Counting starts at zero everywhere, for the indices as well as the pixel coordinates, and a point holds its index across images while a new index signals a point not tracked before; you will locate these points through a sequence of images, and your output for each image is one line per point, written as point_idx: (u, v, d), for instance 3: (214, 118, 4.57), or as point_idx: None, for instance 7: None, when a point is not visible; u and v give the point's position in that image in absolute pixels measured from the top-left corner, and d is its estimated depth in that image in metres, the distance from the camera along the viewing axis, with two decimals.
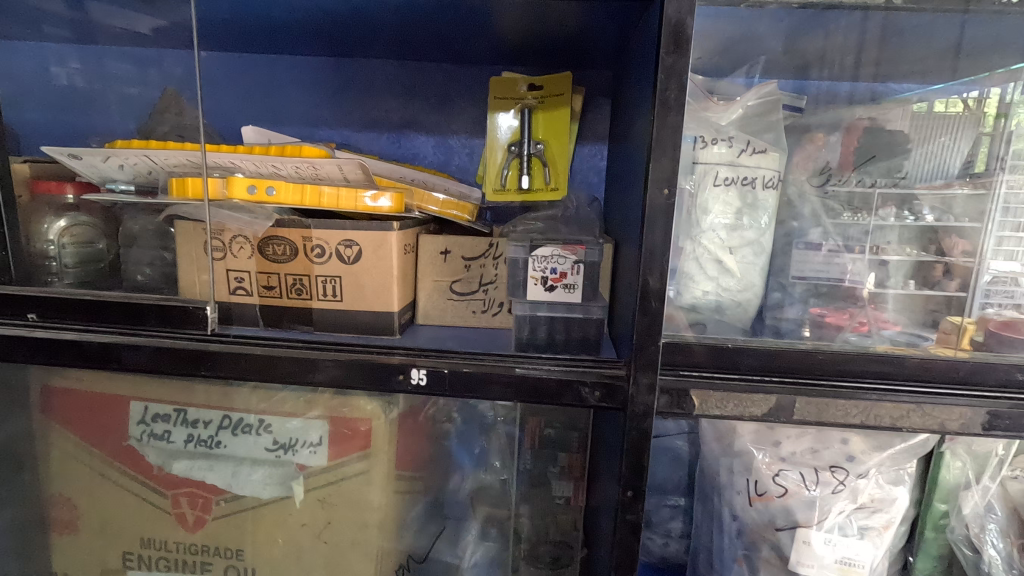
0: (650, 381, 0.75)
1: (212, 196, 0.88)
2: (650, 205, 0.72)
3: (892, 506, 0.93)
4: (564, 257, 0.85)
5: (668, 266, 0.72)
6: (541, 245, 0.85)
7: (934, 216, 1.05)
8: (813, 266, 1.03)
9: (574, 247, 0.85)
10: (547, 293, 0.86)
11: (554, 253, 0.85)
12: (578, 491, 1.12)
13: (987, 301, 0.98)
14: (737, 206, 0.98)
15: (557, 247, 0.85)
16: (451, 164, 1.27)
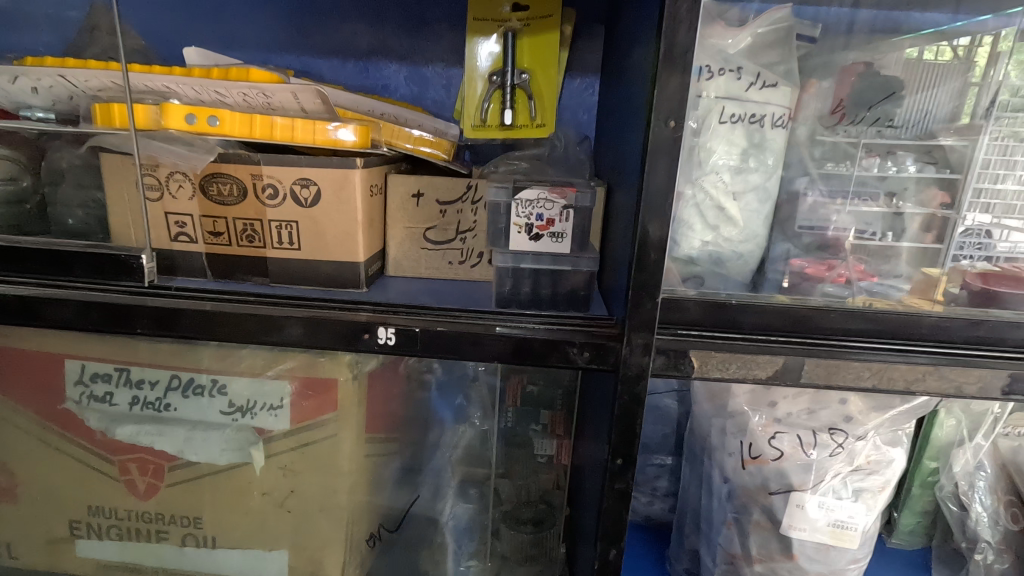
0: (645, 342, 0.67)
1: (141, 124, 0.75)
2: (654, 140, 0.61)
3: (888, 468, 0.89)
4: (552, 203, 0.75)
5: (672, 213, 0.63)
6: (525, 189, 0.74)
7: (915, 166, 0.93)
8: (825, 213, 0.93)
9: (564, 191, 0.74)
10: (532, 243, 0.76)
11: (539, 199, 0.74)
12: (562, 450, 1.06)
13: (960, 253, 0.90)
14: (743, 146, 0.88)
15: (543, 191, 0.74)
16: (426, 97, 1.14)
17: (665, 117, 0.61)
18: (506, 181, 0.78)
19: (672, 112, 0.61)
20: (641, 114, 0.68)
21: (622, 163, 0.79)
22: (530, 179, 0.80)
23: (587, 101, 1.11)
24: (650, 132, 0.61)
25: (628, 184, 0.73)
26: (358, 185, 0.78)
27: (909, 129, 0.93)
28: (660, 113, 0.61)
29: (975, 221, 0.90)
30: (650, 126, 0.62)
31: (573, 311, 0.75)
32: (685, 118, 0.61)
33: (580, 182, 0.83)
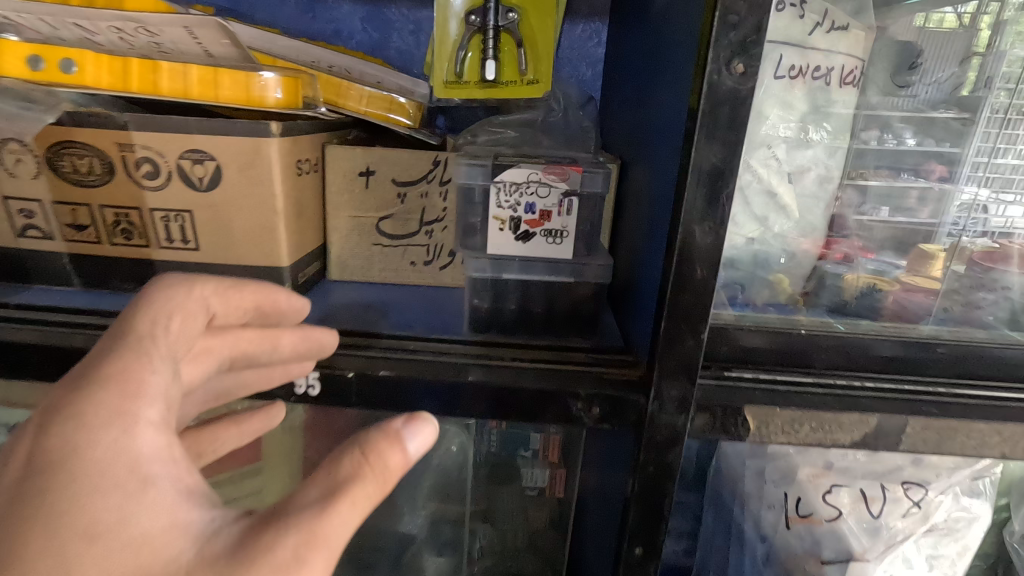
0: (681, 394, 0.46)
1: None
2: (709, 97, 0.39)
3: (971, 529, 0.69)
4: (548, 188, 0.52)
5: (731, 211, 0.41)
6: (507, 168, 0.52)
7: (914, 141, 0.67)
8: (905, 203, 0.67)
9: (565, 171, 0.52)
10: (519, 245, 0.54)
11: (530, 182, 0.52)
12: (556, 481, 0.87)
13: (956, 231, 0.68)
14: (801, 111, 0.61)
15: (536, 171, 0.52)
16: (389, 45, 0.90)
17: (729, 59, 0.38)
18: (482, 157, 0.55)
19: (741, 50, 0.38)
20: (683, 56, 0.45)
21: (647, 132, 0.56)
22: (519, 155, 0.57)
23: (592, 51, 0.86)
24: (703, 84, 0.38)
25: (656, 161, 0.51)
26: (272, 160, 0.55)
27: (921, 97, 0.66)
28: (721, 51, 0.38)
29: (978, 199, 0.67)
30: (703, 73, 0.38)
31: (577, 342, 0.54)
32: (760, 61, 0.38)
33: (587, 159, 0.60)
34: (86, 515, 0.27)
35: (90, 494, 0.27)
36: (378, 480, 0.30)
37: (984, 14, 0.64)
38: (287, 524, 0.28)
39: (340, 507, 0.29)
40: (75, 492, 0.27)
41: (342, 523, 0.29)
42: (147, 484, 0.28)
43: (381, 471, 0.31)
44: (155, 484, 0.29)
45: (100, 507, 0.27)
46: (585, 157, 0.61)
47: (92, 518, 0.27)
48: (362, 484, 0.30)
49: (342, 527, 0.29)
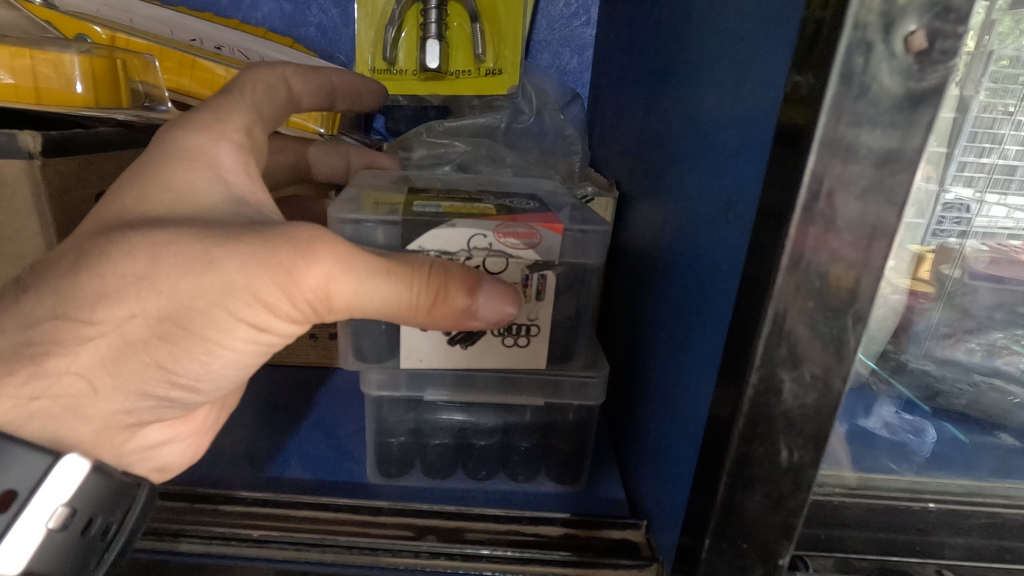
0: None
1: None
2: (842, 110, 0.17)
3: None
4: (505, 259, 0.30)
5: (856, 347, 0.20)
6: (433, 229, 0.30)
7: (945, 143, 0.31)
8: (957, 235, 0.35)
9: (534, 232, 0.30)
10: (456, 352, 0.32)
11: (472, 250, 0.30)
12: None
13: (959, 247, 0.36)
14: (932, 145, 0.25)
15: (484, 232, 0.30)
16: (306, 21, 0.67)
17: (895, 22, 0.16)
18: (389, 201, 0.33)
19: (924, 1, 0.16)
20: (760, 26, 0.23)
21: (669, 156, 0.34)
22: (455, 193, 0.35)
23: (577, 32, 0.64)
24: (828, 78, 0.17)
25: (692, 192, 0.29)
26: (28, 201, 0.32)
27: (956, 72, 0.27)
28: (880, 3, 0.16)
29: (966, 199, 0.34)
30: (825, 52, 0.17)
31: (550, 517, 0.32)
32: (964, 28, 0.16)
33: (567, 204, 0.37)
34: (165, 151, 0.26)
35: (174, 160, 0.25)
36: (433, 291, 0.25)
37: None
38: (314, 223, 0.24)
39: (378, 264, 0.24)
40: (164, 161, 0.25)
41: (379, 291, 0.24)
42: (216, 169, 0.26)
43: (443, 285, 0.25)
44: (223, 172, 0.26)
45: (176, 170, 0.25)
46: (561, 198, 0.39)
47: (171, 175, 0.25)
48: (407, 287, 0.24)
49: (376, 294, 0.24)
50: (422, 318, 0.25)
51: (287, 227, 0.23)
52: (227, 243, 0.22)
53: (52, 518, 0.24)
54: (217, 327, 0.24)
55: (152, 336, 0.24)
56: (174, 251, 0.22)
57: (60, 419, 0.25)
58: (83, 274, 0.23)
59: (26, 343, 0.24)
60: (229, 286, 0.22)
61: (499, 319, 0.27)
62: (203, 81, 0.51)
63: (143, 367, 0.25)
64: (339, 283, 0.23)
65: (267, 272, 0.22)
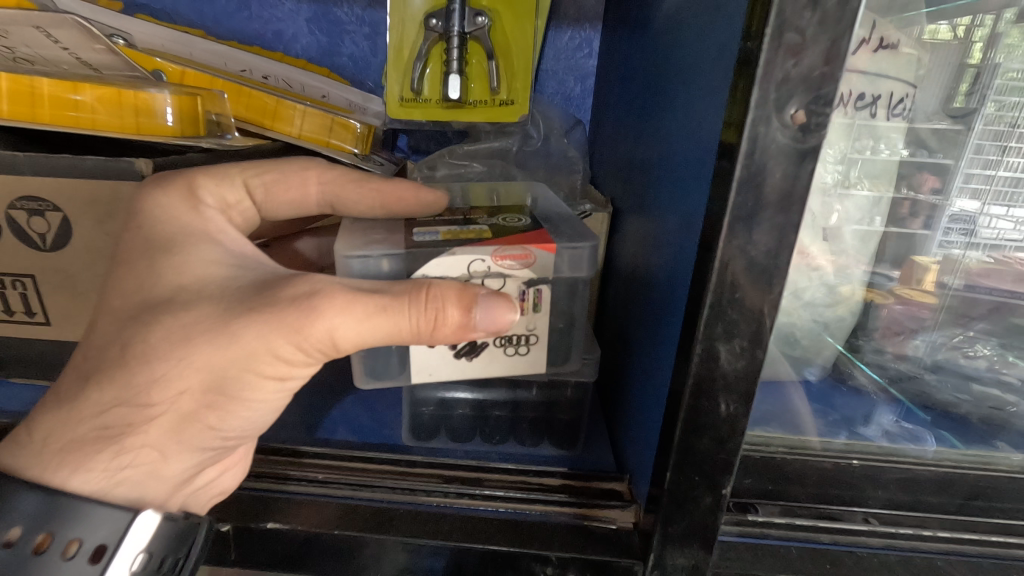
0: (688, 564, 0.33)
1: None
2: (752, 159, 0.25)
3: None
4: (501, 278, 0.36)
5: (772, 324, 0.28)
6: (435, 257, 0.36)
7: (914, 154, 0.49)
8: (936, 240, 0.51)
9: (528, 253, 0.36)
10: (462, 364, 0.38)
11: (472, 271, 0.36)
12: None
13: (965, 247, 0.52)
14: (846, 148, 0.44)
15: (482, 257, 0.36)
16: (339, 51, 0.76)
17: (786, 102, 0.24)
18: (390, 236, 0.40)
19: (806, 88, 0.24)
20: (710, 90, 0.31)
21: (650, 181, 0.42)
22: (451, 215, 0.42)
23: (581, 64, 0.73)
24: (742, 138, 0.25)
25: (664, 213, 0.37)
26: None
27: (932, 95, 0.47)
28: (773, 90, 0.24)
29: (971, 213, 0.51)
30: (740, 122, 0.25)
31: (552, 471, 0.40)
32: (831, 107, 0.24)
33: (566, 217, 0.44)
34: (165, 237, 0.34)
35: (180, 248, 0.33)
36: (428, 318, 0.31)
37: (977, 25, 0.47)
38: (311, 278, 0.31)
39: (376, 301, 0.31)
40: (172, 249, 0.33)
41: (379, 327, 0.31)
42: (212, 244, 0.34)
43: (436, 310, 0.31)
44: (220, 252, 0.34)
45: (185, 254, 0.33)
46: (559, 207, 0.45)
47: (179, 254, 0.33)
48: (406, 317, 0.31)
49: (379, 328, 0.31)
50: (426, 339, 0.32)
51: (284, 291, 0.31)
52: (242, 318, 0.30)
53: (133, 562, 0.31)
54: (248, 387, 0.32)
55: (200, 406, 0.32)
56: (201, 332, 0.30)
57: (141, 482, 0.33)
58: (134, 364, 0.30)
59: (103, 427, 0.31)
60: (255, 350, 0.30)
61: (497, 326, 0.33)
62: (255, 108, 0.59)
63: (200, 431, 0.33)
64: (344, 328, 0.30)
65: (280, 334, 0.30)
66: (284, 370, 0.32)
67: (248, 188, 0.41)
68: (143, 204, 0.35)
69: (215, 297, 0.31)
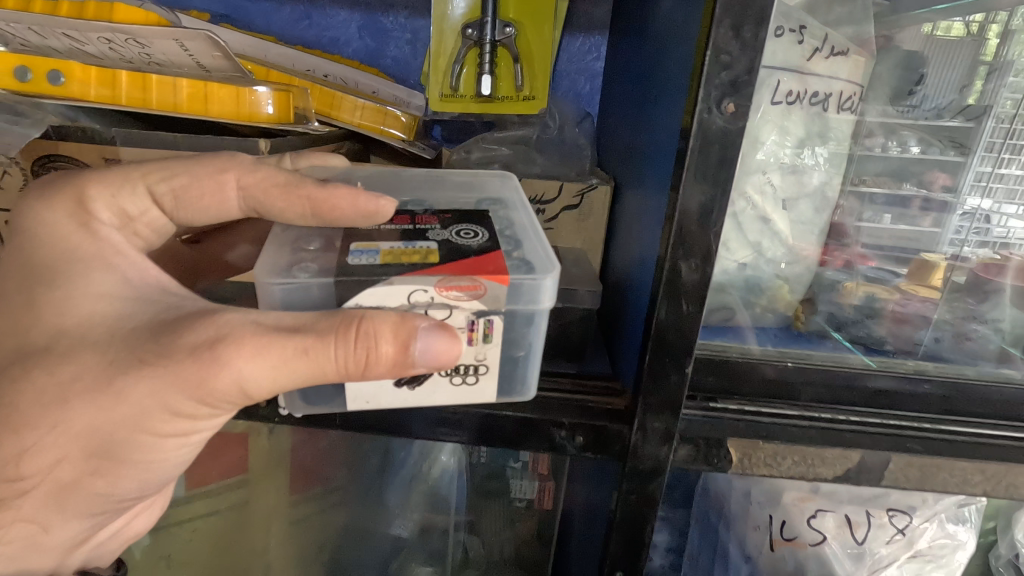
0: (665, 427, 0.47)
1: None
2: (699, 134, 0.39)
3: (955, 554, 0.71)
4: (449, 308, 0.41)
5: (718, 250, 0.41)
6: (377, 286, 0.41)
7: (918, 148, 0.68)
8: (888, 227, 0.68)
9: (474, 286, 0.41)
10: (404, 392, 0.43)
11: (415, 301, 0.41)
12: (544, 494, 0.81)
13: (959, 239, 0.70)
14: (798, 135, 0.63)
15: (424, 288, 0.41)
16: (384, 54, 0.90)
17: (721, 97, 0.38)
18: (333, 255, 0.44)
19: (733, 88, 0.37)
20: (678, 89, 0.45)
21: (641, 157, 0.56)
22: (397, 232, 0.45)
23: (591, 65, 0.86)
24: (693, 119, 0.38)
25: (650, 179, 0.51)
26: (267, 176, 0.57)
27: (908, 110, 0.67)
28: (712, 90, 0.38)
29: (982, 210, 0.69)
30: (692, 109, 0.39)
31: (567, 372, 0.54)
32: (750, 101, 0.38)
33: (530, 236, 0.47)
34: (56, 286, 0.43)
35: (57, 298, 0.42)
36: (357, 359, 0.38)
37: (992, 21, 0.65)
38: (217, 334, 0.39)
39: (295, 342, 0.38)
40: (52, 307, 0.42)
41: (308, 369, 0.38)
42: (99, 281, 0.43)
43: (370, 351, 0.38)
44: (101, 297, 0.43)
45: (68, 303, 0.42)
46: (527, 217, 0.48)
47: (63, 309, 0.42)
48: (335, 360, 0.38)
49: (305, 368, 0.38)
50: (361, 376, 0.39)
51: (151, 354, 0.40)
52: (113, 382, 0.40)
53: None
54: (129, 444, 0.43)
55: (83, 466, 0.44)
56: (75, 395, 0.40)
57: (29, 546, 0.48)
58: (13, 440, 0.42)
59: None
60: (129, 409, 0.40)
61: (420, 361, 0.39)
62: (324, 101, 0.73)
63: (87, 488, 0.45)
64: (266, 374, 0.38)
65: (155, 391, 0.39)
66: (155, 425, 0.42)
67: (153, 195, 0.48)
68: (38, 233, 0.45)
69: (89, 355, 0.41)
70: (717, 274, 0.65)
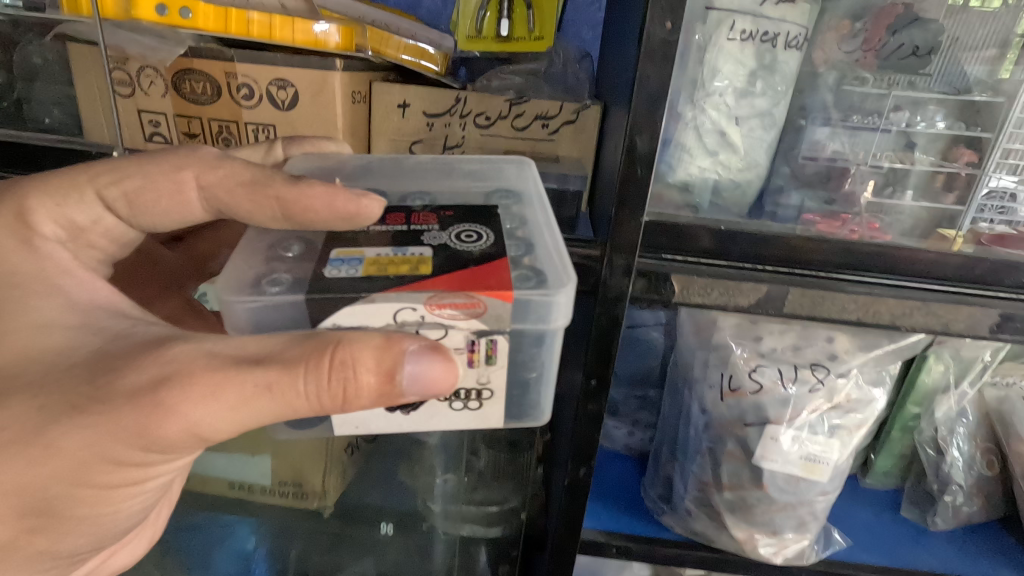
0: (626, 263, 0.66)
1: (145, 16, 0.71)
2: (647, 43, 0.57)
3: (868, 407, 0.90)
4: (443, 328, 0.52)
5: (661, 126, 0.59)
6: (364, 299, 0.52)
7: (943, 123, 0.86)
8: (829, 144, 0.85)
9: (472, 304, 0.52)
10: (398, 413, 0.57)
11: (404, 320, 0.52)
12: None
13: (980, 215, 0.84)
14: (751, 67, 0.80)
15: (412, 309, 0.52)
16: (420, 5, 1.07)
17: (660, 17, 0.55)
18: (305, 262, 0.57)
19: (669, 9, 0.55)
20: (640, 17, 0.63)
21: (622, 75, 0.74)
22: (376, 248, 0.57)
23: (593, 15, 1.03)
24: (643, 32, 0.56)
25: (624, 88, 0.69)
26: (340, 89, 0.75)
27: (935, 83, 0.84)
28: (654, 11, 0.55)
29: (1008, 189, 0.84)
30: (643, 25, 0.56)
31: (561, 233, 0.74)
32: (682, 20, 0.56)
33: (542, 235, 0.60)
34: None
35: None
36: (331, 391, 0.50)
37: None
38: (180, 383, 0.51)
39: (254, 374, 0.50)
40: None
41: (289, 401, 0.51)
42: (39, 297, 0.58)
43: (347, 382, 0.50)
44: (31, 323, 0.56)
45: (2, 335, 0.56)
46: (543, 212, 0.62)
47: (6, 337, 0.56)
48: (315, 395, 0.50)
49: (290, 400, 0.51)
50: (346, 403, 0.51)
51: (85, 400, 0.52)
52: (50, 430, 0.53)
53: None
54: (72, 493, 0.58)
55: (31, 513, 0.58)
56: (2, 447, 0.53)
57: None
58: None
59: None
60: (81, 453, 0.54)
61: (392, 389, 0.51)
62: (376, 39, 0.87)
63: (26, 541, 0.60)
64: (255, 407, 0.51)
65: (103, 433, 0.53)
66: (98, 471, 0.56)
67: (104, 200, 0.66)
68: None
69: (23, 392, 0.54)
70: (685, 178, 0.83)
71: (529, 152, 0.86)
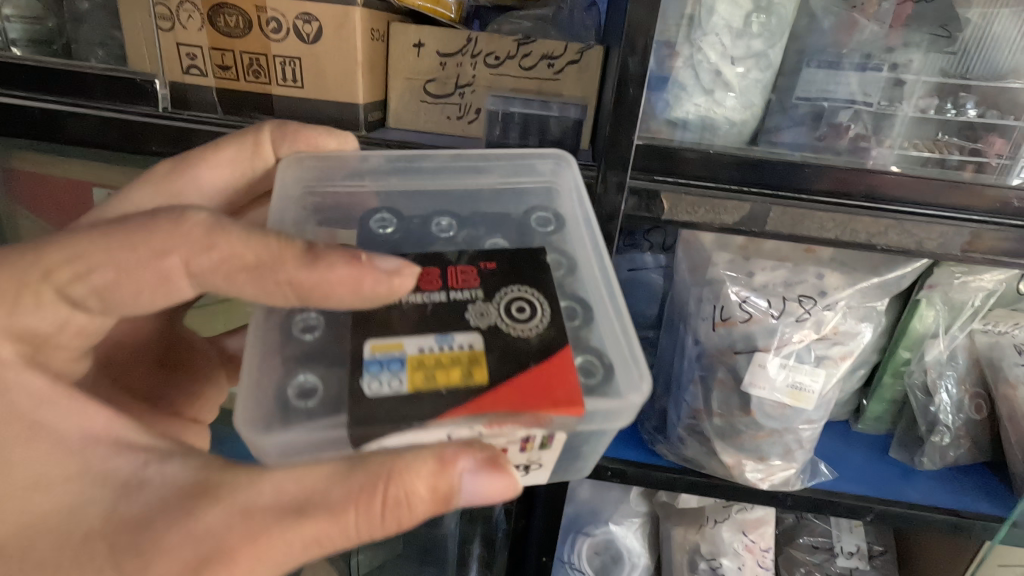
0: (619, 180, 0.71)
1: None
2: None
3: (854, 339, 0.95)
4: (503, 438, 0.50)
5: (652, 46, 0.64)
6: (420, 405, 0.49)
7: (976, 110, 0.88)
8: (821, 85, 0.88)
9: (530, 414, 0.49)
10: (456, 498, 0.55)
11: (462, 438, 0.49)
12: None
13: None
14: (748, 8, 0.85)
15: (472, 428, 0.48)
16: None
17: None
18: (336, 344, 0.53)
19: None
20: None
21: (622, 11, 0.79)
22: (420, 343, 0.53)
23: None
24: None
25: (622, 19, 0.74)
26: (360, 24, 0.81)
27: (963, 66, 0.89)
28: None
29: None
30: None
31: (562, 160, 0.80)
32: None
33: (601, 297, 0.59)
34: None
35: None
36: (389, 516, 0.46)
37: None
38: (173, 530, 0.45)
39: (297, 523, 0.44)
40: None
41: (335, 544, 0.46)
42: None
43: (408, 508, 0.46)
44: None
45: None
46: (588, 232, 0.63)
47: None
48: (373, 527, 0.47)
49: (339, 539, 0.46)
50: (405, 523, 0.47)
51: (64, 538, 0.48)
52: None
53: None
54: None
55: None
56: None
57: None
58: None
59: None
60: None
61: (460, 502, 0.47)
62: None
63: None
64: (292, 558, 0.46)
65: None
66: None
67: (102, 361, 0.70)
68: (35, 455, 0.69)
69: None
70: (683, 115, 0.88)
71: (537, 91, 0.91)
